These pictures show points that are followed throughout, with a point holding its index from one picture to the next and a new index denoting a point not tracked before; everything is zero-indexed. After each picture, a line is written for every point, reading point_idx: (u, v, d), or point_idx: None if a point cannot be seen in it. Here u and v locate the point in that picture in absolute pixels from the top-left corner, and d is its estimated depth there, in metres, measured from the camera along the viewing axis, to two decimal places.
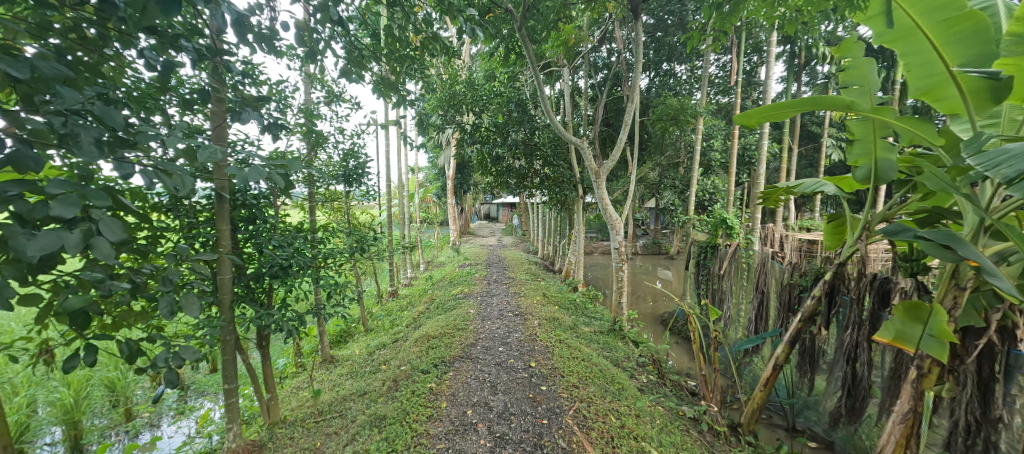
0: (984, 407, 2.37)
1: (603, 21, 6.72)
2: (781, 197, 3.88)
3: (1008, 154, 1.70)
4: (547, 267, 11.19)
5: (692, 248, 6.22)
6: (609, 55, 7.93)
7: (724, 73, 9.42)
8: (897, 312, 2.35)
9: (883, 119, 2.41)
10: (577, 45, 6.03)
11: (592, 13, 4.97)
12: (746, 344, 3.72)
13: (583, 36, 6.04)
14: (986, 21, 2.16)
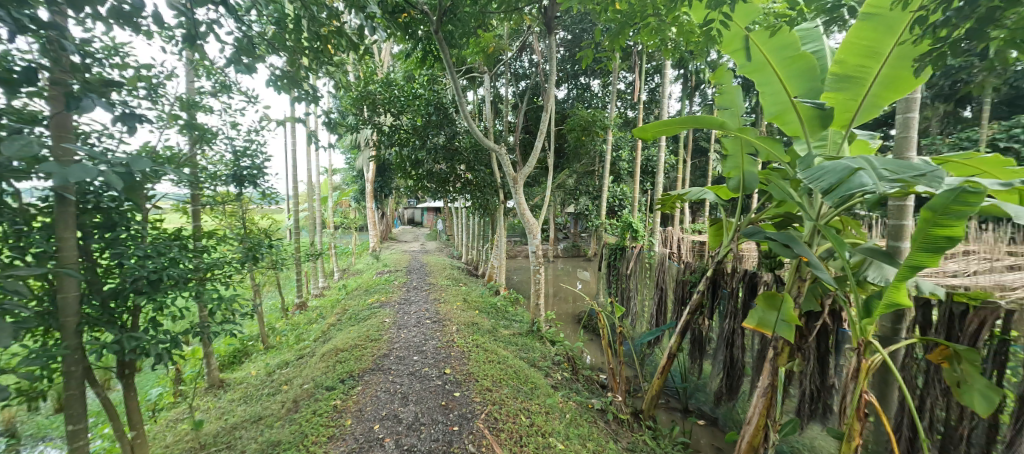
0: (823, 376, 2.92)
1: (523, 31, 6.88)
2: (676, 202, 4.29)
3: (823, 170, 2.12)
4: (469, 271, 11.14)
5: (604, 250, 6.63)
6: (529, 65, 8.14)
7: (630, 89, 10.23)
8: (759, 301, 2.72)
9: (746, 137, 2.81)
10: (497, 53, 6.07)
11: (510, 23, 5.02)
12: (646, 337, 4.06)
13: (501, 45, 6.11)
14: (814, 60, 2.64)
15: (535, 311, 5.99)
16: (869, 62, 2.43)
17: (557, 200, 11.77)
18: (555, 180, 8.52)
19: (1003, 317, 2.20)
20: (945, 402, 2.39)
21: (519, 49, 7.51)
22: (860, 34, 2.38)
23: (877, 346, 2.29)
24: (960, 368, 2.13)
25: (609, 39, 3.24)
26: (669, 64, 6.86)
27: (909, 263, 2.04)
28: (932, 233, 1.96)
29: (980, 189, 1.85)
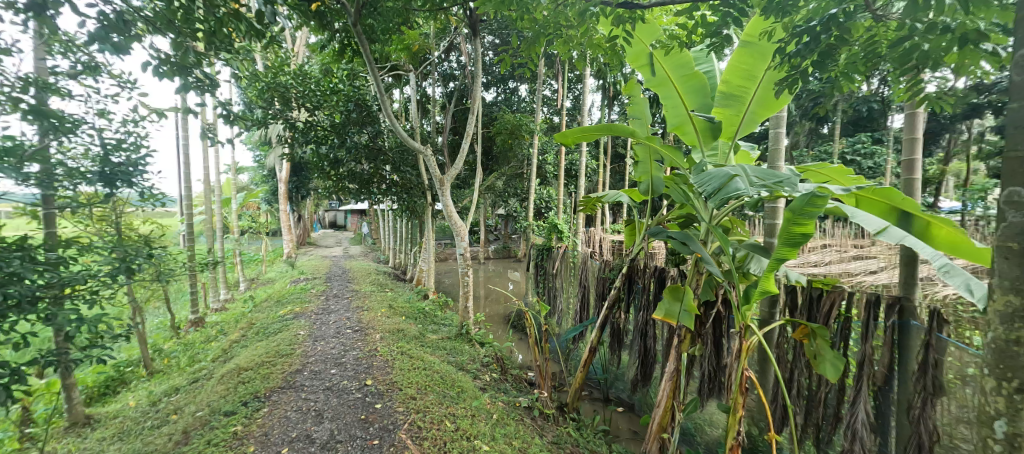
0: (718, 358, 3.29)
1: (450, 32, 6.80)
2: (596, 204, 4.52)
3: (711, 176, 2.39)
4: (396, 276, 10.75)
5: (531, 251, 6.80)
6: (456, 66, 8.08)
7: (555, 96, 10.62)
8: (665, 293, 2.97)
9: (653, 145, 3.05)
10: (422, 51, 5.93)
11: (436, 22, 4.93)
12: (570, 333, 4.23)
13: (427, 44, 5.98)
14: (706, 79, 2.94)
15: (463, 314, 5.94)
16: (747, 84, 2.81)
17: (485, 202, 11.82)
18: (483, 182, 8.54)
19: (847, 298, 2.65)
20: (809, 373, 2.83)
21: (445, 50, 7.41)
22: (739, 59, 2.75)
23: (755, 329, 2.62)
24: (816, 343, 2.53)
25: (527, 49, 3.33)
26: (589, 74, 7.22)
27: (776, 255, 2.39)
28: (793, 230, 2.31)
29: (825, 192, 2.23)
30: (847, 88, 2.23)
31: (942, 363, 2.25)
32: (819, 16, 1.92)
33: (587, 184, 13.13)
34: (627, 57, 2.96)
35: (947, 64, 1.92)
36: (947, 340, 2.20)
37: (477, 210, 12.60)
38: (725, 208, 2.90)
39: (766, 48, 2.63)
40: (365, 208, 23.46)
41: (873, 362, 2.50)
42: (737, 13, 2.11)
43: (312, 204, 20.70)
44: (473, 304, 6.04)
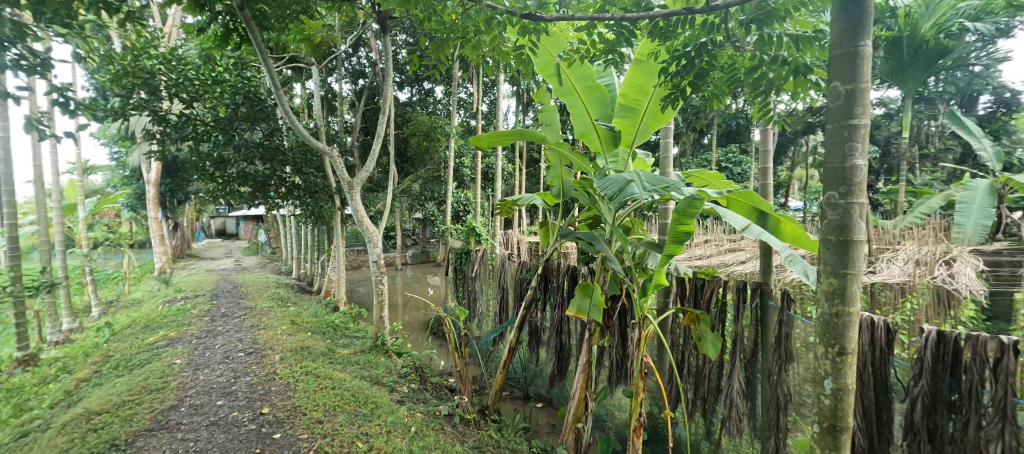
0: (623, 347, 3.59)
1: (358, 27, 6.49)
2: (512, 206, 4.65)
3: (612, 181, 2.62)
4: (301, 288, 9.92)
5: (449, 255, 6.76)
6: (364, 62, 7.73)
7: (470, 99, 10.68)
8: (577, 290, 3.15)
9: (562, 150, 3.24)
10: (327, 45, 5.58)
11: (344, 15, 4.69)
12: (490, 335, 4.28)
13: (332, 37, 5.64)
14: (606, 90, 3.20)
15: (378, 325, 5.71)
16: (640, 98, 3.10)
17: (400, 205, 11.45)
18: (396, 186, 8.27)
19: (723, 285, 3.08)
20: (696, 353, 3.23)
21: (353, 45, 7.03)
22: (633, 75, 3.02)
23: (652, 319, 2.91)
24: (700, 327, 2.89)
25: (433, 52, 3.18)
26: (502, 79, 7.37)
27: (667, 251, 2.72)
28: (678, 228, 2.63)
29: (703, 195, 2.56)
30: (716, 106, 2.59)
31: (790, 335, 2.70)
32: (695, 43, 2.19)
33: (504, 187, 13.39)
34: (537, 67, 3.13)
35: (788, 91, 2.34)
36: (794, 316, 2.65)
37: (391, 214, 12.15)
38: (625, 209, 3.18)
39: (652, 66, 2.90)
40: (261, 214, 21.16)
41: (743, 339, 2.93)
42: (631, 35, 2.25)
43: (192, 209, 18.12)
44: (388, 314, 5.84)
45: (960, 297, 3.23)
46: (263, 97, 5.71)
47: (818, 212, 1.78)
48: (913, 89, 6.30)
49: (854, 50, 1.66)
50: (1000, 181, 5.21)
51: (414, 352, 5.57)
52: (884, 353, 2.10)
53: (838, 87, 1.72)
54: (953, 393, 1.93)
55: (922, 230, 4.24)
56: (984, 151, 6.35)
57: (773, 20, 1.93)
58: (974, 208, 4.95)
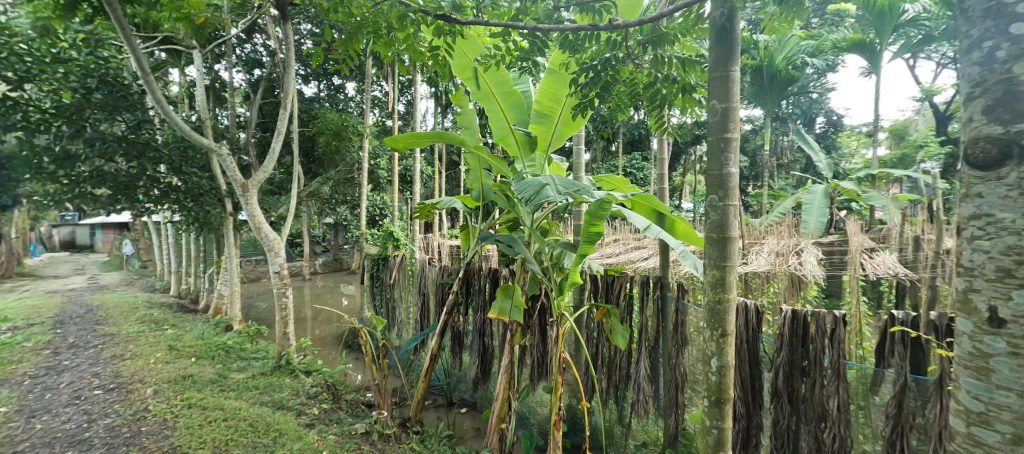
0: (544, 345, 3.77)
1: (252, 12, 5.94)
2: (432, 210, 4.62)
3: (528, 185, 2.74)
4: (185, 306, 8.74)
5: (365, 262, 6.48)
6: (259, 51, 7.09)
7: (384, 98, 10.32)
8: (498, 292, 3.22)
9: (481, 155, 3.32)
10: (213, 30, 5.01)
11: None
12: (411, 344, 4.19)
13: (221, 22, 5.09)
14: (522, 97, 3.28)
15: (282, 342, 5.29)
16: (554, 106, 3.25)
17: (307, 210, 10.65)
18: (302, 189, 7.69)
19: (630, 280, 3.38)
20: (606, 345, 3.50)
21: (247, 32, 6.42)
22: (547, 84, 3.15)
23: (568, 316, 3.09)
24: (611, 320, 3.13)
25: (340, 45, 2.83)
26: (418, 79, 7.26)
27: (580, 250, 2.90)
28: (589, 230, 2.82)
29: (610, 199, 2.79)
30: (620, 116, 2.83)
31: (685, 322, 3.05)
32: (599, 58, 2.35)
33: (423, 190, 13.17)
34: (453, 69, 3.09)
35: (678, 106, 2.65)
36: (687, 305, 3.00)
37: (297, 220, 11.24)
38: (543, 212, 3.33)
39: (564, 76, 3.04)
40: (130, 220, 18.15)
41: (647, 328, 3.25)
42: (543, 45, 2.30)
43: (23, 216, 14.76)
44: (292, 331, 5.43)
45: (807, 280, 3.92)
46: (126, 83, 4.99)
47: (702, 213, 2.06)
48: (772, 109, 7.47)
49: (726, 74, 1.95)
50: (832, 186, 6.40)
51: (325, 370, 5.22)
52: (755, 331, 2.48)
53: (716, 105, 2.01)
54: (804, 360, 2.35)
55: (779, 227, 5.05)
56: (818, 162, 7.67)
57: (664, 43, 2.19)
58: (814, 208, 6.01)
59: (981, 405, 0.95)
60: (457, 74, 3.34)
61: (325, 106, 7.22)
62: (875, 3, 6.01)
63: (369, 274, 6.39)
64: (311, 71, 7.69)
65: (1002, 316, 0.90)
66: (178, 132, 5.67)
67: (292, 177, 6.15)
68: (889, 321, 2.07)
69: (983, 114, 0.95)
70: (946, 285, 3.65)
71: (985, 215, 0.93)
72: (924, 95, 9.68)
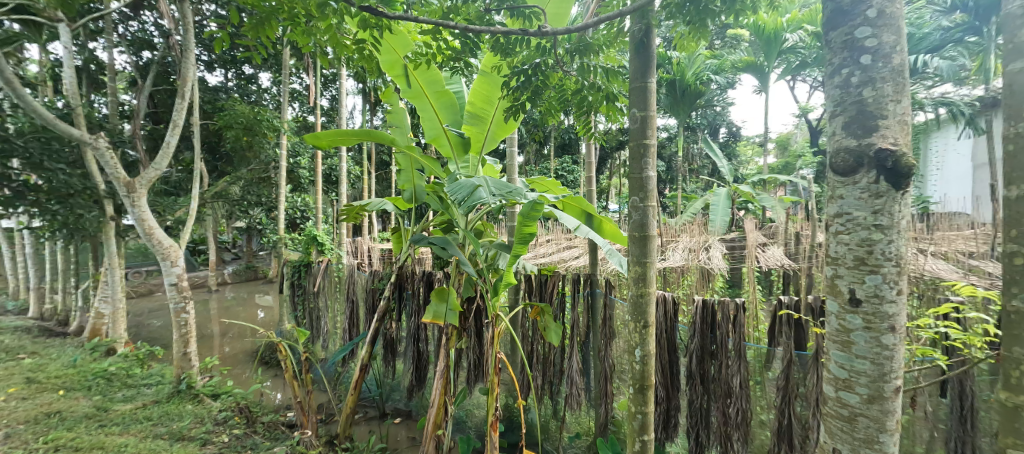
0: (480, 346, 3.81)
1: None
2: (359, 213, 4.43)
3: (460, 186, 2.75)
4: (54, 328, 7.47)
5: (284, 270, 6.06)
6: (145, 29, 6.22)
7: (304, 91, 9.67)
8: (433, 297, 3.15)
9: (413, 155, 3.27)
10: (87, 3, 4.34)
11: None
12: (338, 355, 3.99)
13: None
14: (455, 96, 3.27)
15: (182, 364, 4.76)
16: (487, 107, 3.29)
17: (214, 213, 9.62)
18: (206, 190, 7.01)
19: (562, 279, 3.54)
20: (539, 343, 3.62)
21: (132, 6, 5.72)
22: (479, 85, 3.19)
23: (503, 316, 3.14)
24: (545, 318, 3.23)
25: (249, 28, 2.25)
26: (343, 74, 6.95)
27: (514, 251, 2.97)
28: (522, 230, 2.90)
29: (543, 200, 2.88)
30: (551, 119, 2.95)
31: (612, 316, 3.24)
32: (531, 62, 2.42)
33: (350, 191, 12.56)
34: (382, 65, 2.95)
35: (603, 112, 2.82)
36: (614, 299, 3.20)
37: (201, 225, 10.08)
38: (477, 213, 3.36)
39: (496, 78, 3.09)
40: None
41: (579, 324, 3.42)
42: (475, 46, 2.26)
43: None
44: (195, 350, 4.94)
45: (714, 273, 4.36)
46: None
47: (626, 213, 2.22)
48: (683, 119, 8.16)
49: (644, 84, 2.13)
50: (733, 189, 7.16)
51: (235, 391, 4.74)
52: (672, 321, 2.72)
53: (637, 113, 2.18)
54: (713, 344, 2.63)
55: (690, 225, 5.57)
56: (722, 167, 8.51)
57: (590, 52, 2.32)
58: (719, 208, 6.68)
59: (843, 372, 1.14)
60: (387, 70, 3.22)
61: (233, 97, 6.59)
62: (765, 29, 6.86)
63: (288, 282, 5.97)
64: (216, 57, 6.95)
65: (855, 296, 1.11)
66: (39, 121, 4.82)
67: (193, 177, 5.53)
68: (778, 305, 2.39)
69: (841, 131, 1.15)
70: (821, 273, 4.27)
71: (844, 214, 1.13)
72: (802, 112, 11.27)
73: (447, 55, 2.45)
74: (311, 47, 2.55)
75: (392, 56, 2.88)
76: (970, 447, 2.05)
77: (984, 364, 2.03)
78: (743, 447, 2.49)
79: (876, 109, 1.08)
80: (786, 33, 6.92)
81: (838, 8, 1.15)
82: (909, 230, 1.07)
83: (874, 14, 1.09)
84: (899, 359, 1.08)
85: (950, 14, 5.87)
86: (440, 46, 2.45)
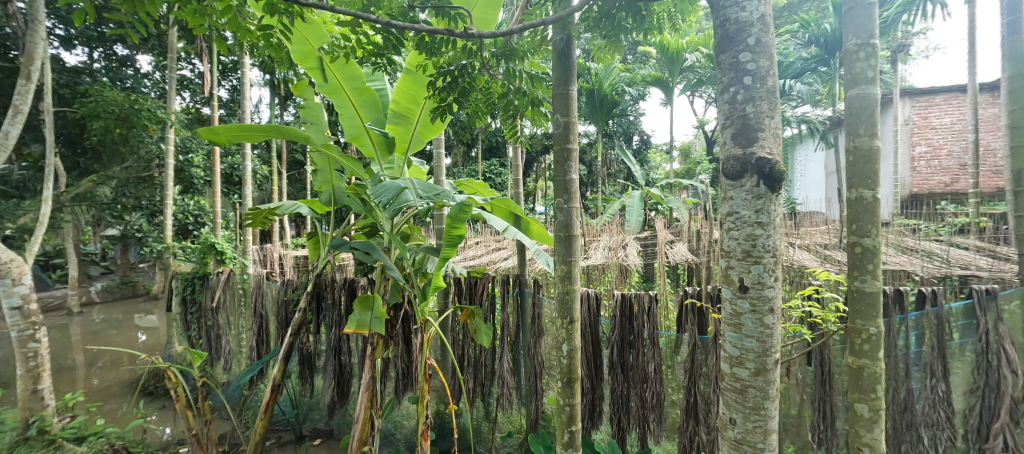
0: (407, 354, 3.74)
1: None
2: (268, 217, 4.07)
3: (387, 188, 2.67)
4: None
5: (172, 283, 5.13)
6: None
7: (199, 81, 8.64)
8: (356, 306, 2.91)
9: (331, 154, 3.10)
10: None
11: None
12: (245, 376, 3.63)
13: None
14: (377, 95, 3.16)
15: (27, 406, 3.72)
16: (412, 107, 3.23)
17: (78, 219, 8.12)
18: (62, 192, 6.30)
19: (491, 280, 3.60)
20: (468, 346, 3.66)
21: None
22: (404, 84, 3.12)
23: (432, 321, 3.10)
24: (475, 321, 3.24)
25: (121, 1, 1.68)
26: (247, 60, 5.99)
27: (443, 254, 2.95)
28: (451, 233, 2.88)
29: (471, 202, 2.87)
30: (479, 121, 2.97)
31: (540, 314, 3.38)
32: (457, 64, 2.42)
33: (256, 194, 11.43)
34: (294, 57, 2.73)
35: (528, 117, 2.92)
36: (541, 299, 3.34)
37: (58, 234, 8.40)
38: (403, 216, 3.28)
39: (422, 79, 3.05)
40: None
41: (508, 324, 3.51)
42: (398, 43, 2.20)
43: None
44: (48, 386, 3.90)
45: (630, 269, 4.80)
46: None
47: (551, 215, 2.34)
48: (602, 127, 8.64)
49: (566, 92, 2.26)
50: (645, 191, 7.74)
51: (110, 431, 3.65)
52: (595, 316, 2.91)
53: (560, 118, 2.30)
54: (632, 335, 2.86)
55: (609, 226, 5.99)
56: (635, 171, 9.15)
57: (515, 58, 2.39)
58: (633, 209, 7.26)
59: (736, 350, 1.33)
60: (299, 61, 2.97)
61: (100, 81, 5.57)
62: (668, 49, 7.58)
63: (179, 298, 5.15)
64: (76, 32, 6.06)
65: (743, 283, 1.30)
66: None
67: (46, 177, 4.72)
68: (684, 296, 2.69)
69: (730, 141, 1.33)
70: (717, 266, 4.80)
71: (734, 213, 1.31)
72: (700, 124, 12.61)
73: (369, 51, 2.36)
74: (204, 29, 2.15)
75: (306, 48, 2.69)
76: (829, 404, 2.47)
77: (837, 335, 2.46)
78: (659, 427, 2.74)
79: (756, 122, 1.27)
80: (685, 54, 7.73)
81: (726, 34, 1.33)
82: (782, 226, 1.28)
83: (753, 41, 1.27)
84: (777, 336, 1.28)
85: (808, 47, 6.83)
86: (361, 40, 2.34)
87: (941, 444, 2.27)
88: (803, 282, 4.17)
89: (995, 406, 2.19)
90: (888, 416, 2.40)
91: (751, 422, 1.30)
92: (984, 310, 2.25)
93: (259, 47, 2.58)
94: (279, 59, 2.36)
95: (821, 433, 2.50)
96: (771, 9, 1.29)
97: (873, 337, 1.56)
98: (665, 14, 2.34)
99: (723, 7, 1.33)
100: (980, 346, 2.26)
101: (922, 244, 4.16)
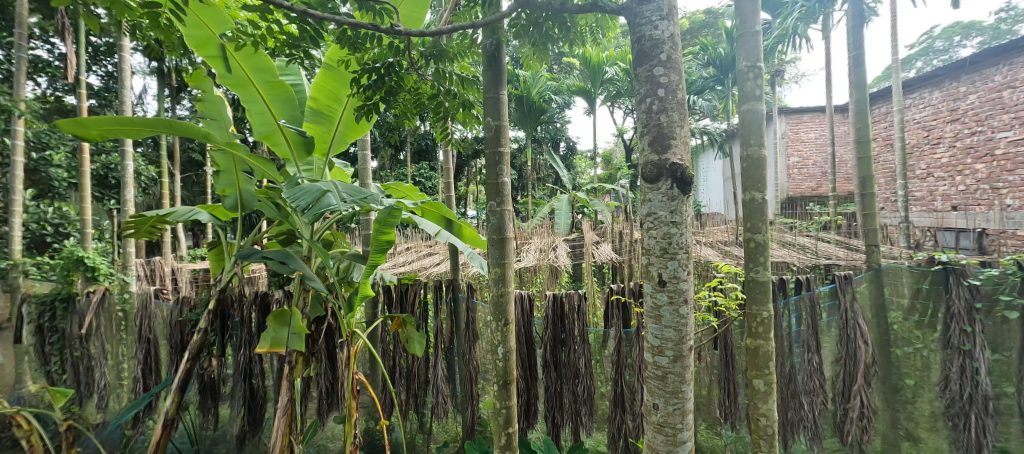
0: (331, 370, 3.52)
1: None
2: (156, 226, 3.55)
3: (304, 190, 2.51)
4: None
5: (22, 309, 4.25)
6: None
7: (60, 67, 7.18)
8: (269, 322, 2.66)
9: (237, 154, 2.79)
10: None
11: None
12: (128, 412, 3.15)
13: None
14: (292, 90, 2.95)
15: None
16: (334, 105, 3.07)
17: None
18: None
19: (423, 287, 3.54)
20: (397, 358, 3.54)
21: None
22: (324, 80, 2.96)
23: (359, 333, 2.93)
24: (407, 330, 3.12)
25: None
26: (126, 44, 5.20)
27: (371, 260, 2.81)
28: (380, 238, 2.71)
29: (400, 205, 2.74)
30: (407, 123, 2.89)
31: (474, 318, 3.41)
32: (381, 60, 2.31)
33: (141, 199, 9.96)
34: (192, 42, 2.44)
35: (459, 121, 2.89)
36: (473, 301, 3.37)
37: None
38: (324, 222, 3.06)
39: (344, 75, 2.92)
40: None
41: (442, 331, 3.45)
42: (316, 35, 2.06)
43: None
44: None
45: (560, 269, 4.99)
46: None
47: (484, 217, 2.37)
48: (531, 132, 8.88)
49: (497, 96, 2.31)
50: (572, 195, 8.21)
51: None
52: (528, 317, 3.00)
53: (491, 122, 2.35)
54: (563, 334, 3.00)
55: (540, 229, 6.15)
56: (564, 175, 9.46)
57: (445, 59, 2.38)
58: (563, 213, 7.53)
59: (657, 340, 1.45)
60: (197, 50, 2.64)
61: None
62: (590, 61, 8.07)
63: (32, 326, 4.31)
64: None
65: (661, 278, 1.43)
66: None
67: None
68: (609, 293, 2.86)
69: (648, 148, 1.45)
70: (638, 264, 5.14)
71: (652, 214, 1.44)
72: (620, 132, 13.45)
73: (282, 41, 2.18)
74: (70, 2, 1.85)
75: (204, 33, 2.42)
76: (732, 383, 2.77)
77: (737, 322, 2.78)
78: (590, 419, 2.91)
79: (668, 131, 1.40)
80: (605, 67, 8.28)
81: (642, 49, 1.46)
82: (692, 225, 1.43)
83: (665, 58, 1.42)
84: (690, 325, 1.43)
85: (707, 67, 7.62)
86: (273, 30, 2.16)
87: (816, 408, 2.67)
88: (709, 276, 4.62)
89: (854, 371, 2.62)
90: (777, 387, 2.76)
91: (671, 405, 1.43)
92: (844, 291, 2.69)
93: (141, 28, 2.26)
94: (169, 42, 2.10)
95: (727, 409, 2.81)
96: (679, 30, 1.45)
97: (766, 320, 1.80)
98: (588, 29, 2.49)
99: (639, 25, 1.47)
100: (842, 322, 2.68)
101: (798, 239, 4.77)
